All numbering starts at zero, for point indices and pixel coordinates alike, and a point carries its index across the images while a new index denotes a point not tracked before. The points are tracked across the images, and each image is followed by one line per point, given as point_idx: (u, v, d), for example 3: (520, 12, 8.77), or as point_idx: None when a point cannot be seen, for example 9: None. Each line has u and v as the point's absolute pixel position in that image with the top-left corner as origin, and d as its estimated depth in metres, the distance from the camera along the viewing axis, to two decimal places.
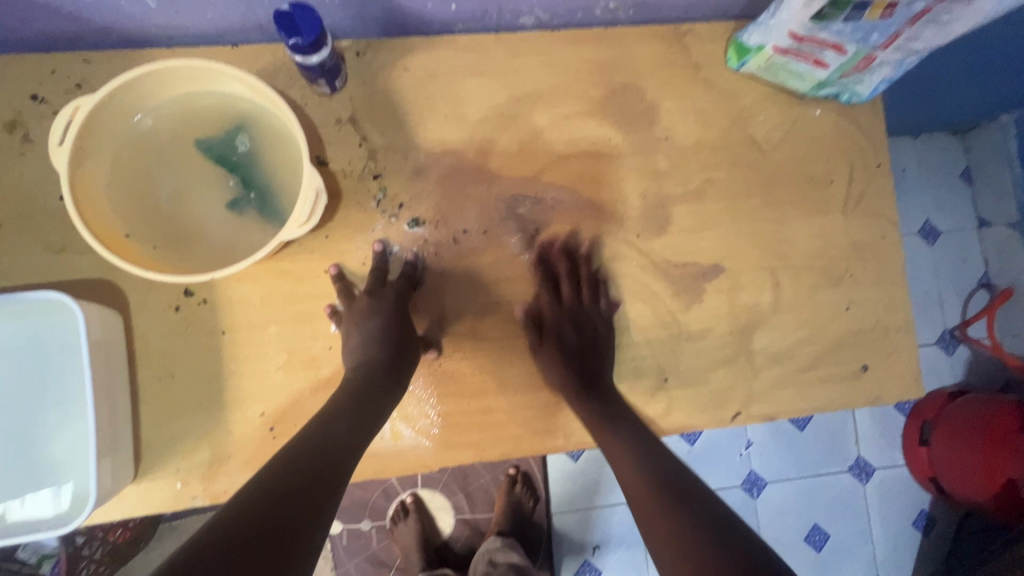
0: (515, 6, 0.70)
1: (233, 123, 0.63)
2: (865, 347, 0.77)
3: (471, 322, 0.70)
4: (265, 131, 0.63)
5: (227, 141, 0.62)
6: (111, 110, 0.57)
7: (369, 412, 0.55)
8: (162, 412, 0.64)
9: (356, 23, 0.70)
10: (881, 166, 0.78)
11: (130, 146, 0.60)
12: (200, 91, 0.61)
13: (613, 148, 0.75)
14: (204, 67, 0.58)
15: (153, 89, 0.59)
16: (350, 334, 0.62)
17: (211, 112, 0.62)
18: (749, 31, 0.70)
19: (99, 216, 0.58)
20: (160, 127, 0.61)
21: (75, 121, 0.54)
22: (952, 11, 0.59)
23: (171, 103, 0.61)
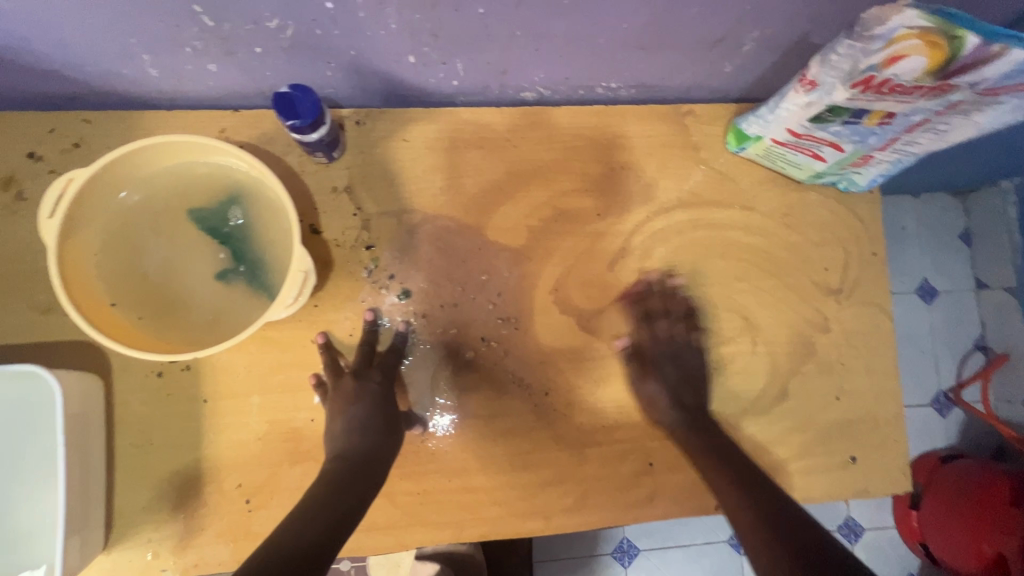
0: (517, 83, 0.71)
1: (228, 196, 0.63)
2: (855, 438, 0.76)
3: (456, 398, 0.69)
4: (259, 205, 0.63)
5: (220, 213, 0.62)
6: (104, 181, 0.57)
7: (343, 514, 0.51)
8: (137, 479, 0.63)
9: (357, 94, 0.70)
10: (876, 254, 0.78)
11: (122, 215, 0.60)
12: (196, 163, 0.61)
13: (608, 225, 0.75)
14: (200, 142, 0.58)
15: (148, 161, 0.59)
16: (335, 413, 0.61)
17: (206, 183, 0.62)
18: (748, 120, 0.71)
19: (84, 287, 0.57)
20: (154, 196, 0.61)
21: (67, 195, 0.54)
22: (949, 122, 0.59)
23: (167, 174, 0.61)
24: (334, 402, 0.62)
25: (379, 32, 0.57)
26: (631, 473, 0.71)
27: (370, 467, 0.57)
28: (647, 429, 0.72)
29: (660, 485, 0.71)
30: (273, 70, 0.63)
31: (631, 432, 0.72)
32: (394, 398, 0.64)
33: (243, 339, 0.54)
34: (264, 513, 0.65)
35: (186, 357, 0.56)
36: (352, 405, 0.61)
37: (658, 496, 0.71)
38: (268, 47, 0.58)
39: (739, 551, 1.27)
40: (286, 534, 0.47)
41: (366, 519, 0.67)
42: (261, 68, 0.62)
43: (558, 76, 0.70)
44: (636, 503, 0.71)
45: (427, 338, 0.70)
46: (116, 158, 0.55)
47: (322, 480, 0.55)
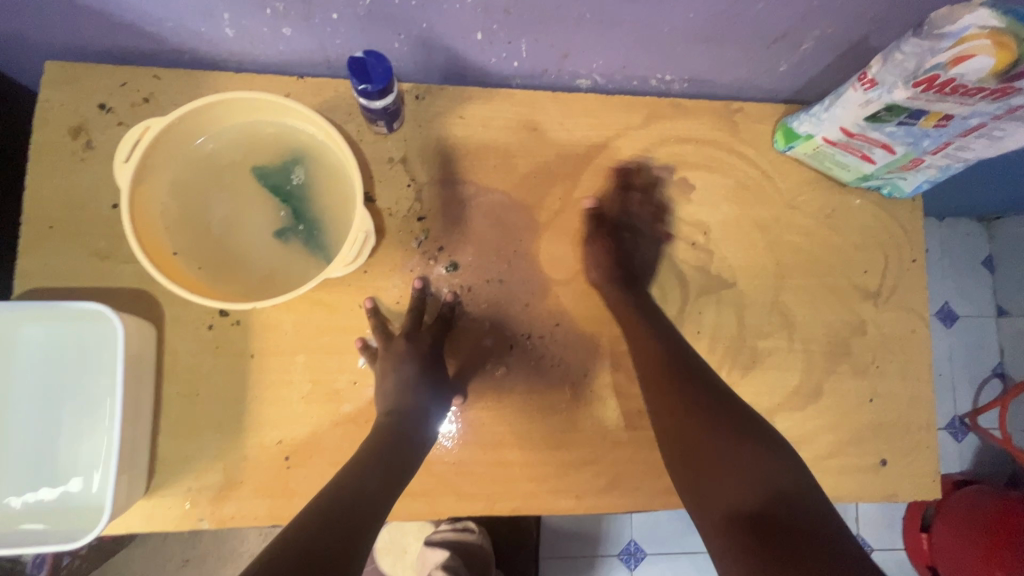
0: (575, 68, 0.72)
1: (292, 155, 0.64)
2: (886, 442, 0.76)
3: (498, 372, 0.70)
4: (321, 167, 0.64)
5: (282, 172, 0.64)
6: (177, 130, 0.59)
7: (396, 470, 0.54)
8: (181, 428, 0.64)
9: (418, 69, 0.72)
10: (915, 261, 0.79)
11: (190, 166, 0.62)
12: (263, 120, 0.63)
13: (653, 214, 0.76)
14: (273, 100, 0.60)
15: (220, 114, 0.61)
16: (386, 375, 0.64)
17: (272, 142, 0.64)
18: (799, 119, 0.72)
19: (151, 233, 0.59)
20: (222, 150, 0.63)
21: (143, 141, 0.56)
22: (1005, 129, 0.60)
23: (236, 130, 0.63)
24: (387, 361, 0.64)
25: (454, 5, 0.59)
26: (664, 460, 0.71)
27: (421, 430, 0.60)
28: None
29: None
30: (344, 38, 0.64)
31: None
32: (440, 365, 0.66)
33: (302, 292, 0.56)
34: (303, 472, 0.66)
35: (244, 307, 0.58)
36: (406, 367, 0.63)
37: None
38: (344, 14, 0.60)
39: None
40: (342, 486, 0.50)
41: None
42: (332, 35, 0.64)
43: (616, 64, 0.71)
44: (667, 490, 0.71)
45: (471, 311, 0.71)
46: (192, 107, 0.57)
47: (378, 433, 0.58)
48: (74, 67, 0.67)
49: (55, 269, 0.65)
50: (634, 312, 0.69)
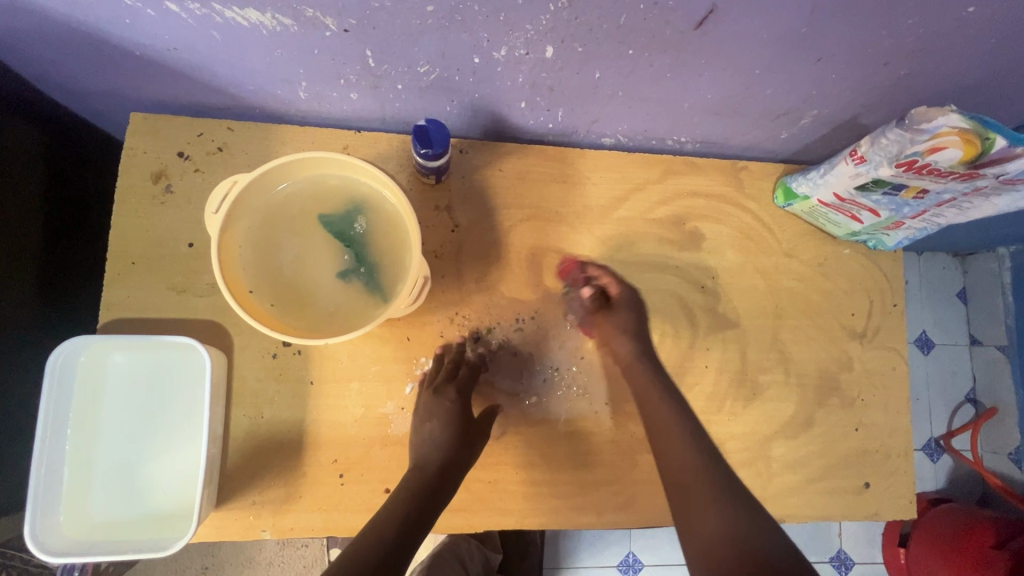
0: (602, 130, 0.82)
1: (355, 205, 0.72)
2: (869, 466, 0.86)
3: (529, 402, 0.79)
4: (380, 217, 0.72)
5: (347, 220, 0.72)
6: (258, 183, 0.67)
7: (425, 512, 0.61)
8: (246, 447, 0.72)
9: (463, 126, 0.80)
10: (897, 306, 0.89)
11: (265, 213, 0.70)
12: (331, 174, 0.71)
13: (668, 260, 0.85)
14: (345, 160, 0.68)
15: (294, 170, 0.69)
16: (420, 425, 0.71)
17: (338, 194, 0.72)
18: (798, 181, 0.82)
19: (233, 273, 0.67)
20: (294, 199, 0.71)
21: (232, 194, 0.64)
22: (972, 202, 0.70)
23: (306, 182, 0.71)
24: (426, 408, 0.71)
25: (506, 82, 0.68)
26: None
27: (453, 468, 0.67)
28: None
29: None
30: (403, 102, 0.73)
31: None
32: (471, 408, 0.72)
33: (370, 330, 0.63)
34: (355, 487, 0.73)
35: (316, 342, 0.65)
36: (437, 416, 0.70)
37: None
38: (408, 85, 0.69)
39: None
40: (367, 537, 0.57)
41: None
42: (394, 100, 0.72)
43: (639, 128, 0.81)
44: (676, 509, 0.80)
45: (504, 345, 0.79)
46: (275, 165, 0.65)
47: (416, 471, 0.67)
48: (156, 118, 0.74)
49: (136, 301, 0.72)
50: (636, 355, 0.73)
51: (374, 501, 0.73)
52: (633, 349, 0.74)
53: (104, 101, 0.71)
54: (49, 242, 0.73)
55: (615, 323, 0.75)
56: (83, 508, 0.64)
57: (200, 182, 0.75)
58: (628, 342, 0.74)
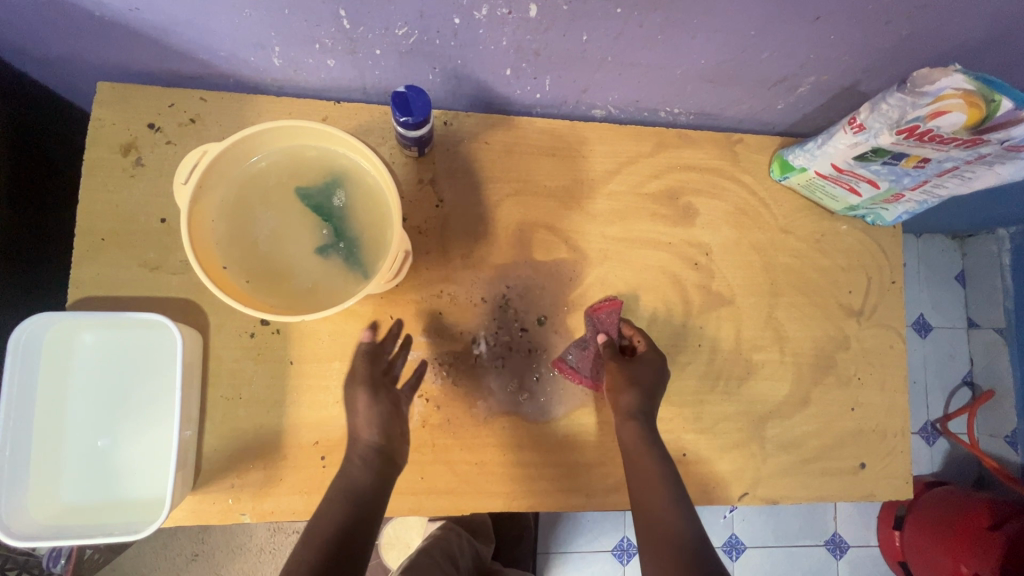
0: (592, 100, 0.79)
1: (334, 178, 0.69)
2: (865, 447, 0.84)
3: (521, 398, 0.76)
4: (361, 189, 0.69)
5: (325, 193, 0.69)
6: (231, 152, 0.64)
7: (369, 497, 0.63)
8: (224, 429, 0.69)
9: (447, 97, 0.77)
10: (895, 283, 0.87)
11: (240, 185, 0.67)
12: (309, 145, 0.68)
13: (660, 236, 0.82)
14: (321, 129, 0.64)
15: (268, 139, 0.66)
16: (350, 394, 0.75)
17: (315, 166, 0.69)
18: (795, 153, 0.79)
19: (205, 247, 0.64)
20: (270, 172, 0.68)
21: (201, 164, 0.61)
22: (975, 171, 0.68)
23: (282, 153, 0.68)
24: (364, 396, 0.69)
25: (489, 47, 0.65)
26: None
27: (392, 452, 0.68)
28: (683, 422, 0.80)
29: (690, 474, 0.79)
30: (383, 69, 0.70)
31: (668, 424, 0.79)
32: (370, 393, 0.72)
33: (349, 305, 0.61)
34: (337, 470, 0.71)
35: (292, 319, 0.62)
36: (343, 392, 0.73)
37: (687, 484, 0.79)
38: (387, 49, 0.65)
39: (731, 557, 1.40)
40: (317, 542, 0.57)
41: (427, 483, 0.73)
42: (373, 67, 0.69)
43: (630, 98, 0.78)
44: None
45: (503, 338, 0.77)
46: (248, 133, 0.62)
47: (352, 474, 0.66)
48: (124, 88, 0.71)
49: (107, 279, 0.69)
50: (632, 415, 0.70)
51: None
52: (638, 406, 0.70)
53: (68, 69, 0.68)
54: (13, 217, 0.69)
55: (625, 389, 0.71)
56: (53, 492, 0.62)
57: (172, 156, 0.72)
58: (635, 398, 0.71)
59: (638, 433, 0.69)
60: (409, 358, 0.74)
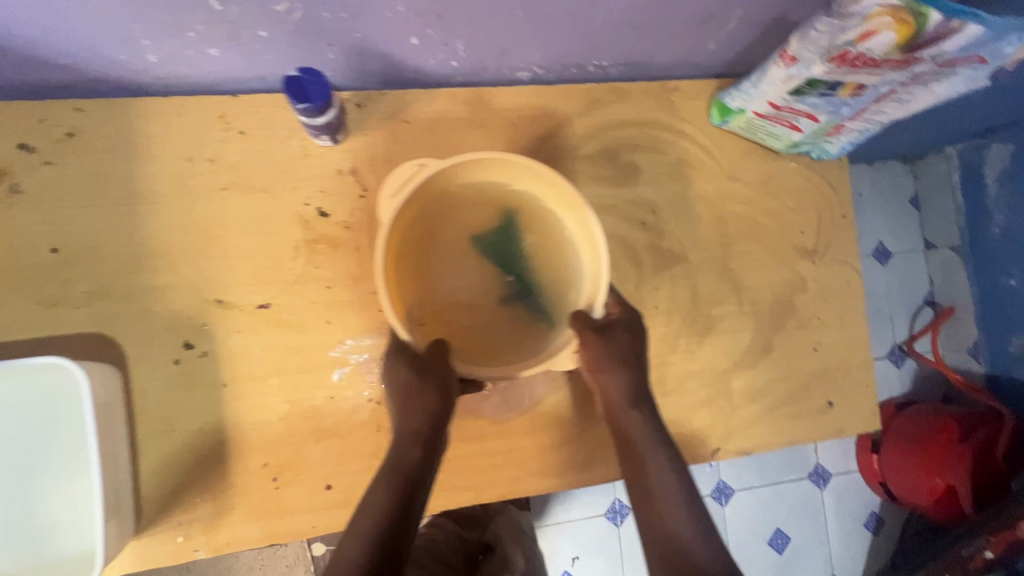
0: (514, 63, 0.73)
1: (522, 221, 0.67)
2: (831, 385, 0.84)
3: (485, 389, 0.72)
4: (551, 238, 0.68)
5: (516, 239, 0.68)
6: (435, 177, 0.61)
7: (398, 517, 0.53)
8: (162, 465, 0.64)
9: (356, 76, 0.71)
10: (845, 217, 0.86)
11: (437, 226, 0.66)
12: (505, 180, 0.66)
13: (604, 199, 0.78)
14: (512, 159, 0.61)
15: (483, 169, 0.64)
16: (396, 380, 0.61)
17: (516, 211, 0.67)
18: (730, 95, 0.75)
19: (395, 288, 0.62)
20: (475, 215, 0.67)
21: (415, 181, 0.60)
22: (912, 92, 0.65)
23: (468, 184, 0.66)
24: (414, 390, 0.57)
25: (385, 13, 0.58)
26: None
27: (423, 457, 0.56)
28: (647, 386, 0.78)
29: None
30: (276, 54, 0.63)
31: None
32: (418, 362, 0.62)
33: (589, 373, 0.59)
34: (292, 489, 0.67)
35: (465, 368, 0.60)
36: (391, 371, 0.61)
37: None
38: (273, 31, 0.59)
39: (721, 503, 1.43)
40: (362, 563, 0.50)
41: None
42: (264, 51, 0.62)
43: (554, 55, 0.73)
44: None
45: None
46: (470, 159, 0.60)
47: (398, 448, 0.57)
48: None
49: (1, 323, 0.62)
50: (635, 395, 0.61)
51: (314, 500, 0.67)
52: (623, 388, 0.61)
53: None
54: None
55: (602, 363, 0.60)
56: None
57: (53, 177, 0.65)
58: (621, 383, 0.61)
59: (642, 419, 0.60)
60: (354, 362, 0.70)
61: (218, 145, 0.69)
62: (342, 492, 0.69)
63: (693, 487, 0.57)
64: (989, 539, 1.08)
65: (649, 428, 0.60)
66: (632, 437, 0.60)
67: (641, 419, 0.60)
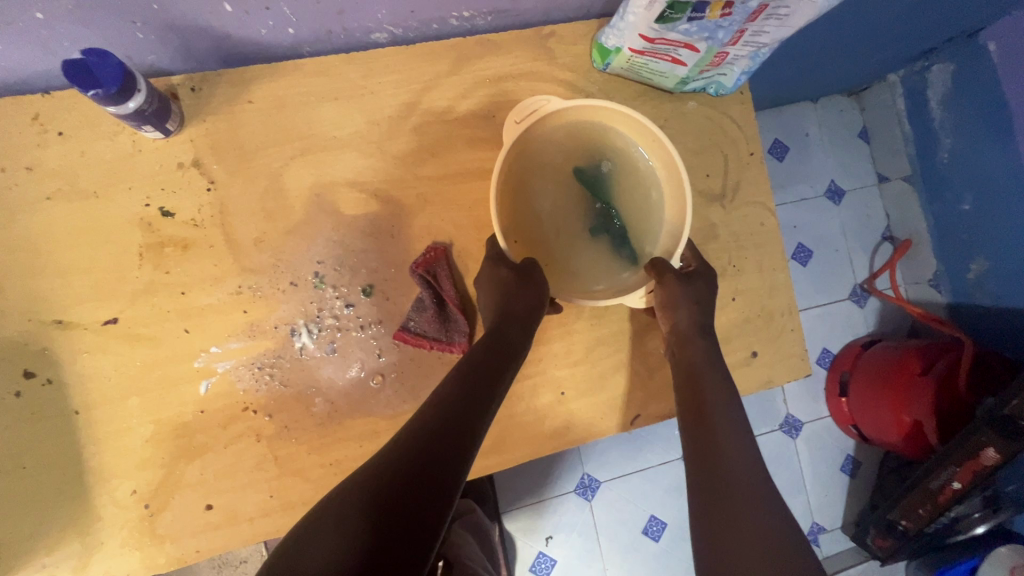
0: (361, 24, 0.66)
1: (613, 154, 0.71)
2: (754, 334, 0.79)
3: (374, 383, 0.67)
4: (640, 177, 0.72)
5: (597, 166, 0.71)
6: (556, 114, 0.66)
7: (442, 464, 0.48)
8: (16, 506, 0.59)
9: (185, 57, 0.64)
10: (754, 154, 0.80)
11: (541, 152, 0.70)
12: (608, 129, 0.70)
13: (485, 163, 0.72)
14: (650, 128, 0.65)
15: (595, 116, 0.68)
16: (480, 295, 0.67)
17: (619, 147, 0.71)
18: (605, 33, 0.69)
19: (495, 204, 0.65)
20: (564, 142, 0.70)
21: (546, 109, 0.64)
22: (789, 6, 0.58)
23: (588, 124, 0.69)
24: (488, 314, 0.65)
25: None
26: (544, 404, 0.72)
27: (471, 404, 0.54)
28: (553, 359, 0.73)
29: (575, 410, 0.73)
30: (70, 39, 0.55)
31: (539, 365, 0.72)
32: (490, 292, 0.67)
33: (584, 304, 0.65)
34: (168, 514, 0.62)
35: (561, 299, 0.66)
36: (483, 289, 0.66)
37: (573, 421, 0.73)
38: (51, 11, 0.51)
39: None
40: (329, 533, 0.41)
41: (279, 499, 0.64)
42: (56, 38, 0.55)
43: (403, 10, 0.66)
44: (552, 433, 0.73)
45: (328, 320, 0.67)
46: (586, 103, 0.64)
47: (446, 387, 0.56)
48: None
49: None
50: (703, 329, 0.67)
51: (195, 523, 0.62)
52: (695, 324, 0.67)
53: None
54: None
55: (683, 303, 0.66)
56: None
57: None
58: (693, 315, 0.67)
59: (704, 353, 0.65)
60: (221, 371, 0.64)
61: (36, 151, 0.62)
62: (225, 511, 0.63)
63: (755, 455, 0.55)
64: (954, 469, 0.99)
65: (711, 357, 0.65)
66: (699, 396, 0.61)
67: (713, 390, 0.61)
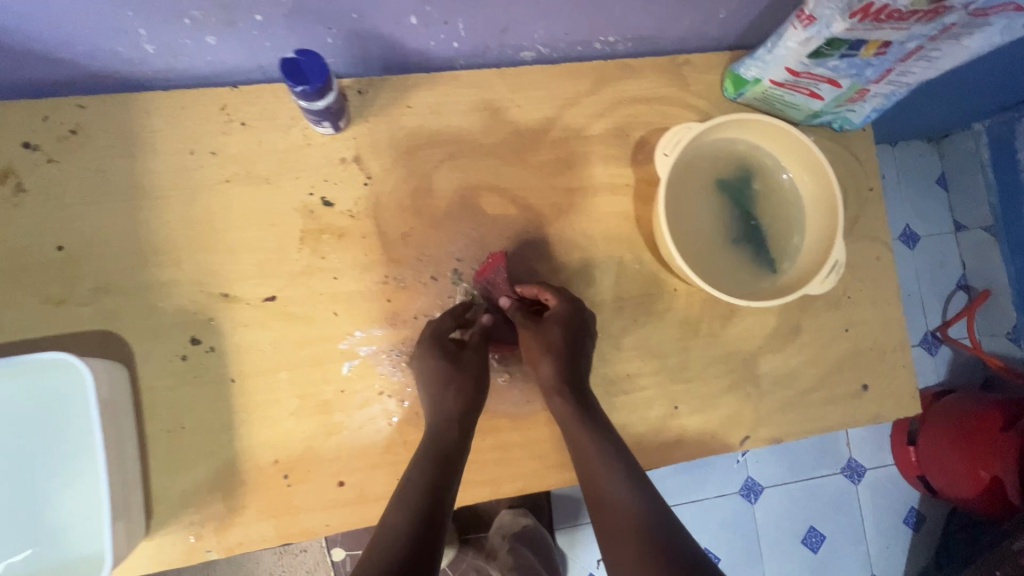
0: (517, 41, 0.71)
1: (748, 166, 0.74)
2: (865, 367, 0.79)
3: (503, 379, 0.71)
4: (773, 183, 0.75)
5: (736, 178, 0.74)
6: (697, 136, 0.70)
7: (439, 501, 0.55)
8: (171, 463, 0.63)
9: (357, 62, 0.69)
10: (873, 189, 0.81)
11: (685, 170, 0.73)
12: (738, 139, 0.74)
13: (616, 179, 0.75)
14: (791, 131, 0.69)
15: (732, 129, 0.72)
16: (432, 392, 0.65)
17: (752, 158, 0.75)
18: (745, 64, 0.72)
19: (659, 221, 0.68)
20: (703, 160, 0.73)
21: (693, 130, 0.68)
22: (942, 48, 0.61)
23: (728, 138, 0.73)
24: (451, 378, 0.63)
25: None
26: (657, 417, 0.73)
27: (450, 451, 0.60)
28: (668, 373, 0.74)
29: (687, 426, 0.74)
30: (273, 39, 0.61)
31: (655, 377, 0.74)
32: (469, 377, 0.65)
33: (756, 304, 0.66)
34: (304, 487, 0.65)
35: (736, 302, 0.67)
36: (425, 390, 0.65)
37: (685, 436, 0.74)
38: (269, 14, 0.57)
39: (750, 501, 1.35)
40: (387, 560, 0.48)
41: None
42: (262, 38, 0.61)
43: (558, 31, 0.70)
44: (662, 446, 0.73)
45: None
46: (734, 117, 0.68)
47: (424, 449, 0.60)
48: None
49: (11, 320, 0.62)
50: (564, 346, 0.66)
51: (327, 497, 0.65)
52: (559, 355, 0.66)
53: None
54: None
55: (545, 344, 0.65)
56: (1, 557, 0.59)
57: (58, 175, 0.64)
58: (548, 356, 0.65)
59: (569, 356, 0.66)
60: (363, 354, 0.68)
61: (220, 138, 0.67)
62: (354, 489, 0.66)
63: (632, 487, 0.58)
64: None
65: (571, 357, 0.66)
66: (581, 422, 0.63)
67: (602, 468, 0.59)
